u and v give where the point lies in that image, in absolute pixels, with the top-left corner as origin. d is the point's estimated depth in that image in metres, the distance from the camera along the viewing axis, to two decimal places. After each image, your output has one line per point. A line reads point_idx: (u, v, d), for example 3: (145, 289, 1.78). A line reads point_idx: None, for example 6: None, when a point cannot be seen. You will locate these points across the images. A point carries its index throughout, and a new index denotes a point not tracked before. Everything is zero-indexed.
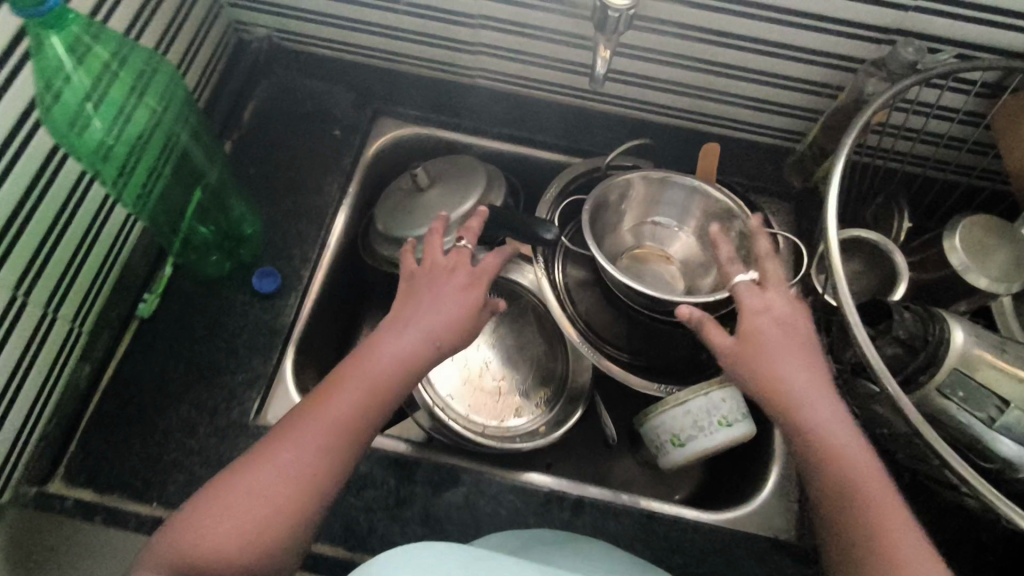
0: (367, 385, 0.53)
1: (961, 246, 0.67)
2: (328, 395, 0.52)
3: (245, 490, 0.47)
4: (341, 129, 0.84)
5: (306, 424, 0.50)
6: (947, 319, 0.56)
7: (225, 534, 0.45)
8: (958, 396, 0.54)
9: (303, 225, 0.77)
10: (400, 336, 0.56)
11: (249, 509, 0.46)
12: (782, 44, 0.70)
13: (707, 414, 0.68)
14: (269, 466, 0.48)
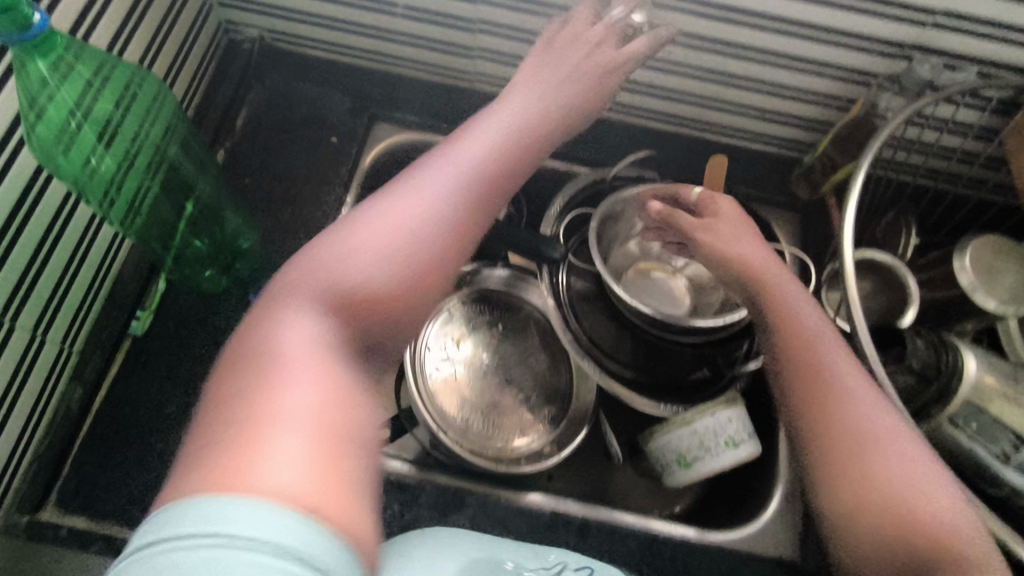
0: (530, 119, 0.49)
1: (970, 267, 0.67)
2: (493, 112, 0.49)
3: (390, 214, 0.41)
4: (338, 137, 0.81)
5: (456, 142, 0.46)
6: (959, 347, 0.56)
7: (380, 244, 0.40)
8: (970, 428, 0.53)
9: (300, 237, 0.75)
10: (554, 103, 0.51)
11: (402, 215, 0.41)
12: (796, 55, 0.68)
13: (714, 435, 0.67)
14: (414, 184, 0.43)
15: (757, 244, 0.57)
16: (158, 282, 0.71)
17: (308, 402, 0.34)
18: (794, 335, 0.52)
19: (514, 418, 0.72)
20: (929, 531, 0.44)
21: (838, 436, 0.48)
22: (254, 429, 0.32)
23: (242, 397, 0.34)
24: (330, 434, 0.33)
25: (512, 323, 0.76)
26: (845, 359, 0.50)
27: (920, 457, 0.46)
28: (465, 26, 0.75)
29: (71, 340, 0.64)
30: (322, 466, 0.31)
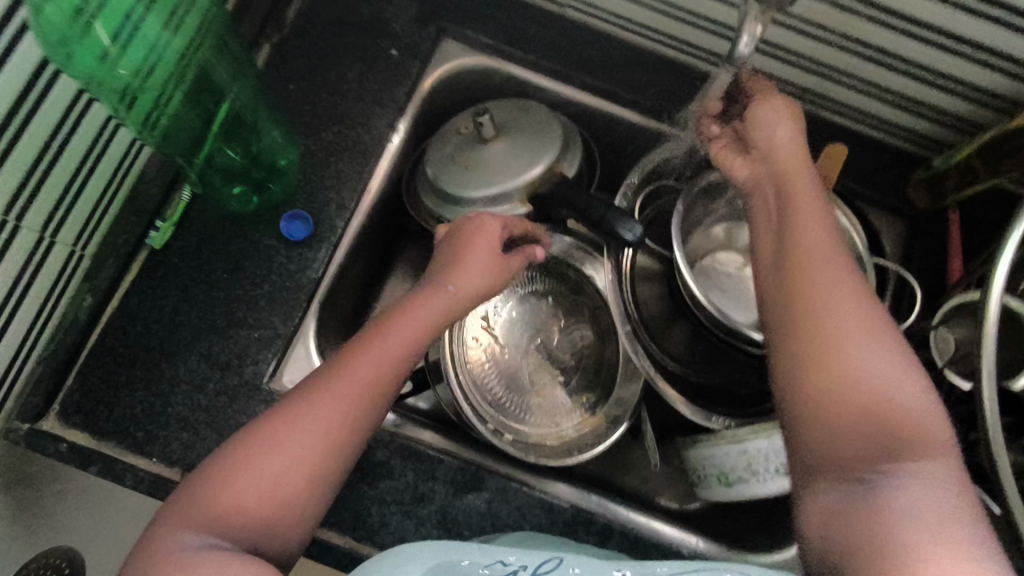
0: (499, 227, 0.56)
1: None
2: (388, 325, 0.50)
3: (381, 345, 0.48)
4: (399, 50, 0.71)
5: (467, 252, 0.54)
6: None
7: (357, 379, 0.46)
8: None
9: (343, 162, 0.67)
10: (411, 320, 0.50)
11: (383, 354, 0.48)
12: (966, 38, 0.55)
13: (765, 459, 0.59)
14: (298, 435, 0.44)
15: (796, 126, 0.51)
16: (183, 191, 0.64)
17: (286, 469, 0.43)
18: (794, 220, 0.47)
19: (551, 403, 0.66)
20: (900, 420, 0.38)
21: (807, 318, 0.42)
22: (239, 490, 0.42)
23: (239, 463, 0.43)
24: (293, 502, 0.43)
25: (562, 296, 0.69)
26: (826, 254, 0.45)
27: (890, 352, 0.40)
28: None
29: (86, 238, 0.58)
30: (271, 510, 0.42)
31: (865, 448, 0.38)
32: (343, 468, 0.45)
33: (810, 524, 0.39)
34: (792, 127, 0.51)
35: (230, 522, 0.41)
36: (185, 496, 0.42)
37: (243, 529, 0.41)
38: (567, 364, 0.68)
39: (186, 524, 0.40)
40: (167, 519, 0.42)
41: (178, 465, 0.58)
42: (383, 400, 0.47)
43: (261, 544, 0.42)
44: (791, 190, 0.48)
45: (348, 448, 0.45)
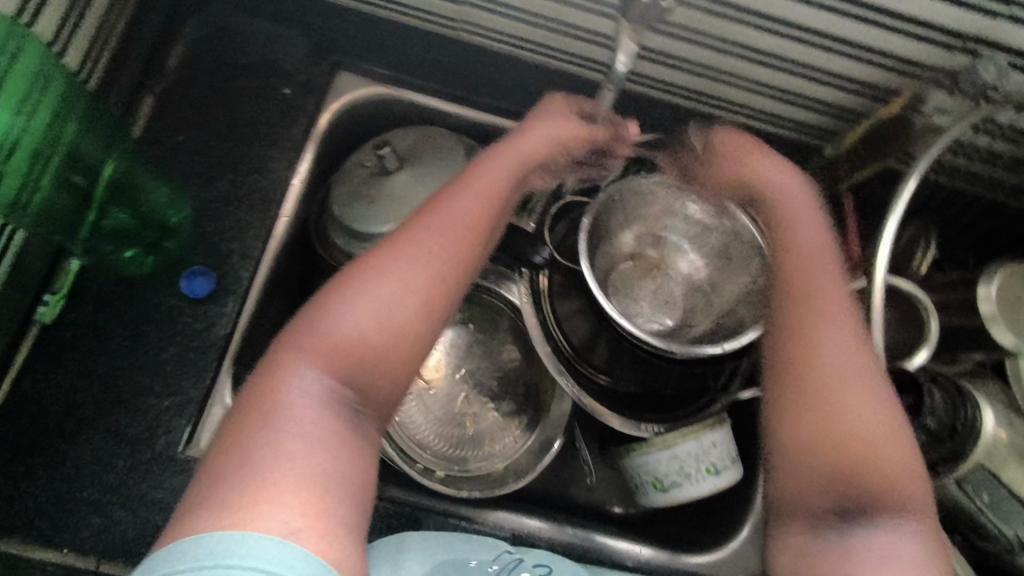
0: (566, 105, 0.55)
1: (994, 294, 0.60)
2: (457, 187, 0.46)
3: (453, 205, 0.45)
4: (292, 89, 0.69)
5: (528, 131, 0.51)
6: (978, 401, 0.50)
7: (458, 212, 0.45)
8: (981, 496, 0.50)
9: (243, 210, 0.65)
10: (470, 194, 0.46)
11: (476, 197, 0.46)
12: (834, 36, 0.57)
13: (695, 461, 0.61)
14: (381, 285, 0.41)
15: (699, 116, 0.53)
16: (70, 261, 0.61)
17: (400, 277, 0.41)
18: (793, 247, 0.50)
19: (482, 431, 0.66)
20: (875, 467, 0.42)
21: (802, 349, 0.46)
22: (358, 304, 0.40)
23: (347, 287, 0.41)
24: (418, 307, 0.41)
25: (483, 323, 0.68)
26: (835, 305, 0.46)
27: (881, 412, 0.43)
28: None
29: None
30: (401, 320, 0.41)
31: (831, 498, 0.42)
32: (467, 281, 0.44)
33: (783, 568, 0.43)
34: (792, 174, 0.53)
35: (355, 364, 0.40)
36: (301, 324, 0.41)
37: (368, 358, 0.40)
38: (495, 390, 0.67)
39: (305, 355, 0.39)
40: (281, 350, 0.40)
41: (92, 552, 0.55)
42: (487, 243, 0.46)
43: (368, 377, 0.40)
44: (791, 230, 0.51)
45: (452, 294, 0.43)
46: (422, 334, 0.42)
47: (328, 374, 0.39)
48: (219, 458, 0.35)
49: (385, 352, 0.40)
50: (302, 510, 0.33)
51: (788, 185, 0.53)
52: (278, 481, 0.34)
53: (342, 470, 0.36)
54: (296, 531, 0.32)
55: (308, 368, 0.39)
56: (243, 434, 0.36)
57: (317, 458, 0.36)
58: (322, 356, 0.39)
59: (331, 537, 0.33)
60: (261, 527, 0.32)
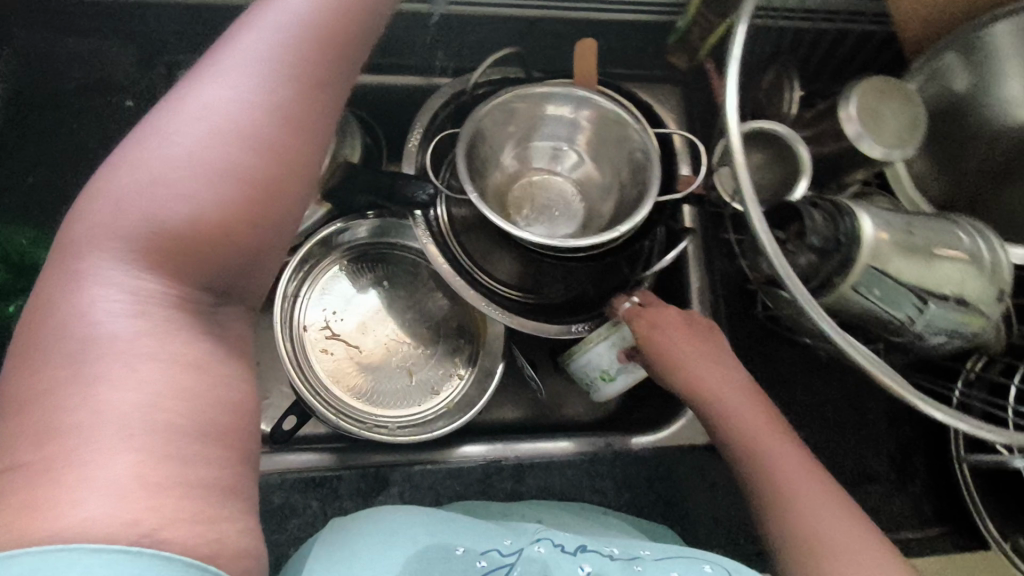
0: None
1: (857, 113, 0.62)
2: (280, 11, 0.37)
3: (273, 39, 0.37)
4: (136, 101, 0.68)
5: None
6: (854, 211, 0.53)
7: (272, 32, 0.37)
8: (873, 293, 0.53)
9: None
10: (295, 24, 0.37)
11: (298, 10, 0.37)
12: None
13: (632, 346, 0.64)
14: (186, 147, 0.34)
15: (683, 324, 0.59)
16: None
17: (215, 142, 0.35)
18: (710, 387, 0.56)
19: (425, 374, 0.66)
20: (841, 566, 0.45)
21: (750, 436, 0.53)
22: (163, 170, 0.34)
23: (137, 153, 0.35)
24: (242, 176, 0.35)
25: (397, 276, 0.68)
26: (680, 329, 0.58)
27: (739, 392, 0.56)
28: None
29: None
30: (224, 191, 0.35)
31: None
32: (308, 118, 0.37)
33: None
34: (680, 338, 0.58)
35: (187, 247, 0.35)
36: (95, 207, 0.35)
37: (194, 242, 0.35)
38: (427, 337, 0.68)
39: (104, 247, 0.34)
40: (82, 244, 0.35)
41: None
42: (330, 72, 0.38)
43: (200, 265, 0.35)
44: (679, 352, 0.57)
45: (287, 166, 0.37)
46: (258, 217, 0.36)
47: (148, 262, 0.34)
48: (24, 406, 0.31)
49: (223, 228, 0.35)
50: (138, 494, 0.29)
51: (677, 355, 0.57)
52: (92, 444, 0.30)
53: (195, 416, 0.32)
54: (137, 523, 0.29)
55: (114, 264, 0.34)
56: (31, 373, 0.32)
57: (156, 401, 0.32)
58: (136, 246, 0.34)
59: (212, 520, 0.31)
60: (82, 510, 0.28)
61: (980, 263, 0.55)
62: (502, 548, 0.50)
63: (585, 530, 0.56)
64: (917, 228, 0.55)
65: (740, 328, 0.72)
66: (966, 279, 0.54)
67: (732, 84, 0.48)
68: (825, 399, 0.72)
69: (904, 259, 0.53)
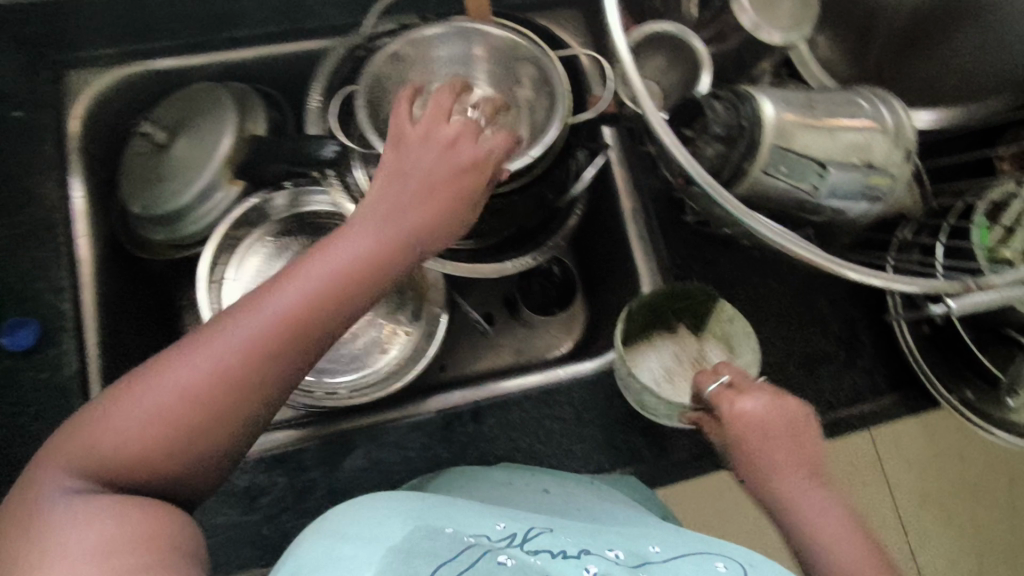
0: (475, 156, 0.48)
1: (749, 4, 0.62)
2: (297, 265, 0.42)
3: (272, 292, 0.41)
4: (20, 106, 0.64)
5: (433, 159, 0.47)
6: (752, 95, 0.54)
7: (314, 278, 0.41)
8: (782, 172, 0.54)
9: (37, 246, 0.62)
10: (293, 280, 0.41)
11: (344, 262, 0.42)
12: None
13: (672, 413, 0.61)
14: (162, 380, 0.39)
15: (779, 410, 0.48)
16: None
17: (188, 378, 0.39)
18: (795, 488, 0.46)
19: (372, 335, 0.69)
20: None
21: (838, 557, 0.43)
22: (136, 397, 0.39)
23: (153, 369, 0.39)
24: (200, 413, 0.39)
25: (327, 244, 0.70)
26: (782, 437, 0.48)
27: (843, 523, 0.44)
28: None
29: None
30: (186, 421, 0.39)
31: None
32: (271, 369, 0.40)
33: None
34: (779, 417, 0.48)
35: (135, 465, 0.38)
36: (83, 421, 0.39)
37: (147, 462, 0.38)
38: None
39: (73, 460, 0.38)
40: (60, 445, 0.39)
41: None
42: (328, 320, 0.41)
43: (138, 480, 0.38)
44: (767, 446, 0.47)
45: (230, 416, 0.39)
46: (194, 460, 0.39)
47: (100, 474, 0.38)
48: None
49: (152, 454, 0.38)
50: None
51: (783, 458, 0.47)
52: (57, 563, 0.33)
53: (132, 531, 0.35)
54: None
55: (78, 474, 0.38)
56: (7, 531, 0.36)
57: (110, 529, 0.35)
58: (92, 456, 0.38)
59: None
60: None
61: (883, 127, 0.56)
62: (493, 532, 0.43)
63: (595, 522, 0.48)
64: (818, 103, 0.56)
65: (677, 238, 0.73)
66: (870, 144, 0.55)
67: None
68: (769, 292, 0.73)
69: (810, 133, 0.53)
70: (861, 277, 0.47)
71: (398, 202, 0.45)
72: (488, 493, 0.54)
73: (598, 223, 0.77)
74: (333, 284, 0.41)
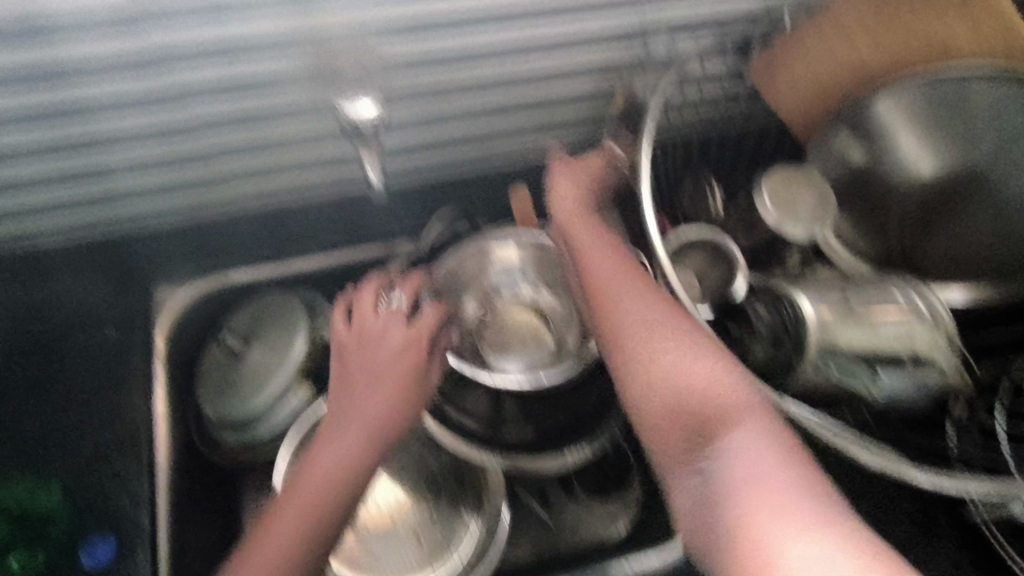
0: (408, 336, 0.61)
1: (770, 203, 0.68)
2: (302, 472, 0.56)
3: (292, 497, 0.54)
4: (116, 328, 0.73)
5: (374, 351, 0.60)
6: (791, 296, 0.58)
7: (319, 480, 0.55)
8: (831, 369, 0.56)
9: (122, 461, 0.67)
10: (305, 482, 0.55)
11: (338, 461, 0.55)
12: (534, 56, 0.66)
13: None
14: None
15: (703, 362, 0.49)
16: None
17: None
18: (674, 386, 0.49)
19: (434, 533, 0.68)
20: (713, 412, 0.47)
21: (704, 414, 0.47)
22: None
23: None
24: None
25: None
26: (669, 350, 0.50)
27: (770, 454, 0.43)
28: (200, 155, 0.67)
29: None
30: None
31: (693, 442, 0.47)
32: (306, 551, 0.53)
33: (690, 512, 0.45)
34: (683, 351, 0.50)
35: None
36: None
37: None
38: (430, 494, 0.70)
39: None
40: None
41: None
42: (335, 505, 0.54)
43: None
44: (643, 361, 0.51)
45: None
46: None
47: None
48: None
49: None
50: None
51: (671, 370, 0.50)
52: None
53: None
54: None
55: None
56: None
57: None
58: None
59: None
60: None
61: (921, 317, 0.59)
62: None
63: None
64: (854, 297, 0.59)
65: None
66: (911, 337, 0.58)
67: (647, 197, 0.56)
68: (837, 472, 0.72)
69: (854, 332, 0.56)
70: (939, 484, 0.48)
71: (357, 384, 0.59)
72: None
73: None
74: (337, 471, 0.55)
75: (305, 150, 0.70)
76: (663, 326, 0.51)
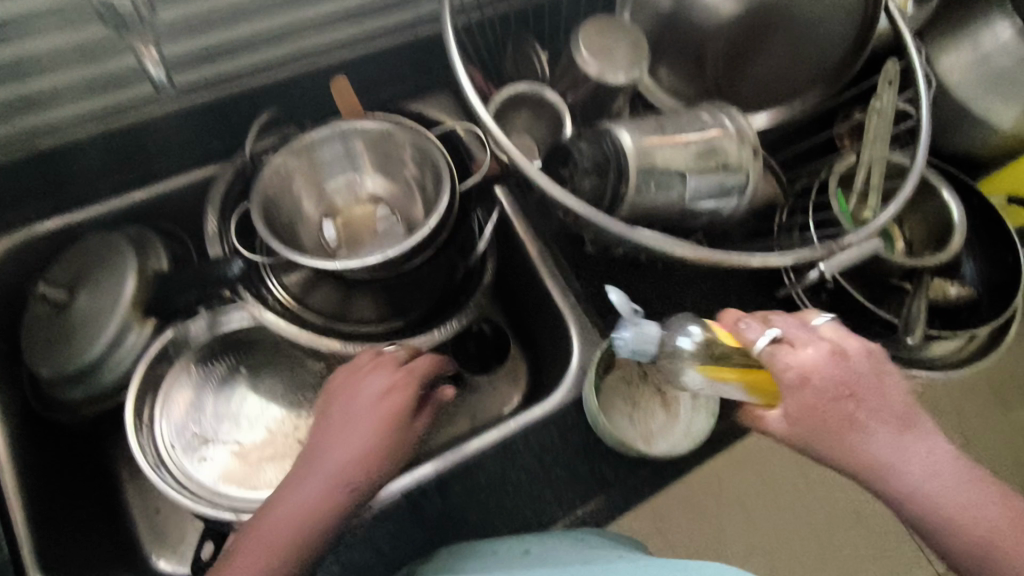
0: (394, 380, 0.58)
1: (586, 54, 0.69)
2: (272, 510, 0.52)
3: (257, 536, 0.51)
4: None
5: (357, 396, 0.57)
6: (611, 129, 0.60)
7: (289, 515, 0.51)
8: (651, 186, 0.59)
9: None
10: (266, 536, 0.50)
11: (303, 499, 0.52)
12: None
13: (657, 423, 0.68)
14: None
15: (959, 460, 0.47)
16: None
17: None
18: (940, 483, 0.46)
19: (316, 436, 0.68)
20: (1007, 546, 0.44)
21: (1007, 548, 0.44)
22: None
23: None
24: None
25: (254, 358, 0.70)
26: (939, 465, 0.46)
27: None
28: None
29: None
30: None
31: (973, 549, 0.45)
32: None
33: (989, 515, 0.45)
34: (950, 467, 0.46)
35: None
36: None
37: None
38: (304, 400, 0.70)
39: None
40: None
41: None
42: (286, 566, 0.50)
43: None
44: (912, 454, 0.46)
45: None
46: None
47: None
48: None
49: None
50: None
51: (960, 470, 0.46)
52: None
53: None
54: None
55: None
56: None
57: None
58: None
59: None
60: None
61: (730, 132, 0.62)
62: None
63: None
64: (667, 123, 0.63)
65: (587, 271, 0.75)
66: (715, 146, 0.61)
67: (460, 69, 0.59)
68: None
69: (667, 150, 0.60)
70: (758, 263, 0.53)
71: (337, 424, 0.56)
72: (468, 564, 0.54)
73: (504, 270, 0.83)
74: (312, 516, 0.51)
75: (82, 63, 0.62)
76: (892, 439, 0.47)
